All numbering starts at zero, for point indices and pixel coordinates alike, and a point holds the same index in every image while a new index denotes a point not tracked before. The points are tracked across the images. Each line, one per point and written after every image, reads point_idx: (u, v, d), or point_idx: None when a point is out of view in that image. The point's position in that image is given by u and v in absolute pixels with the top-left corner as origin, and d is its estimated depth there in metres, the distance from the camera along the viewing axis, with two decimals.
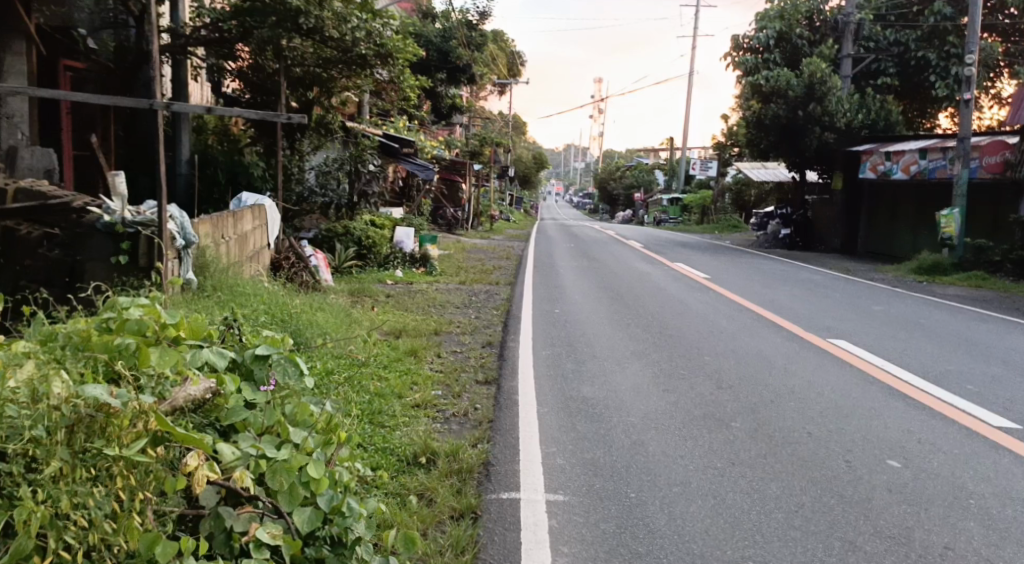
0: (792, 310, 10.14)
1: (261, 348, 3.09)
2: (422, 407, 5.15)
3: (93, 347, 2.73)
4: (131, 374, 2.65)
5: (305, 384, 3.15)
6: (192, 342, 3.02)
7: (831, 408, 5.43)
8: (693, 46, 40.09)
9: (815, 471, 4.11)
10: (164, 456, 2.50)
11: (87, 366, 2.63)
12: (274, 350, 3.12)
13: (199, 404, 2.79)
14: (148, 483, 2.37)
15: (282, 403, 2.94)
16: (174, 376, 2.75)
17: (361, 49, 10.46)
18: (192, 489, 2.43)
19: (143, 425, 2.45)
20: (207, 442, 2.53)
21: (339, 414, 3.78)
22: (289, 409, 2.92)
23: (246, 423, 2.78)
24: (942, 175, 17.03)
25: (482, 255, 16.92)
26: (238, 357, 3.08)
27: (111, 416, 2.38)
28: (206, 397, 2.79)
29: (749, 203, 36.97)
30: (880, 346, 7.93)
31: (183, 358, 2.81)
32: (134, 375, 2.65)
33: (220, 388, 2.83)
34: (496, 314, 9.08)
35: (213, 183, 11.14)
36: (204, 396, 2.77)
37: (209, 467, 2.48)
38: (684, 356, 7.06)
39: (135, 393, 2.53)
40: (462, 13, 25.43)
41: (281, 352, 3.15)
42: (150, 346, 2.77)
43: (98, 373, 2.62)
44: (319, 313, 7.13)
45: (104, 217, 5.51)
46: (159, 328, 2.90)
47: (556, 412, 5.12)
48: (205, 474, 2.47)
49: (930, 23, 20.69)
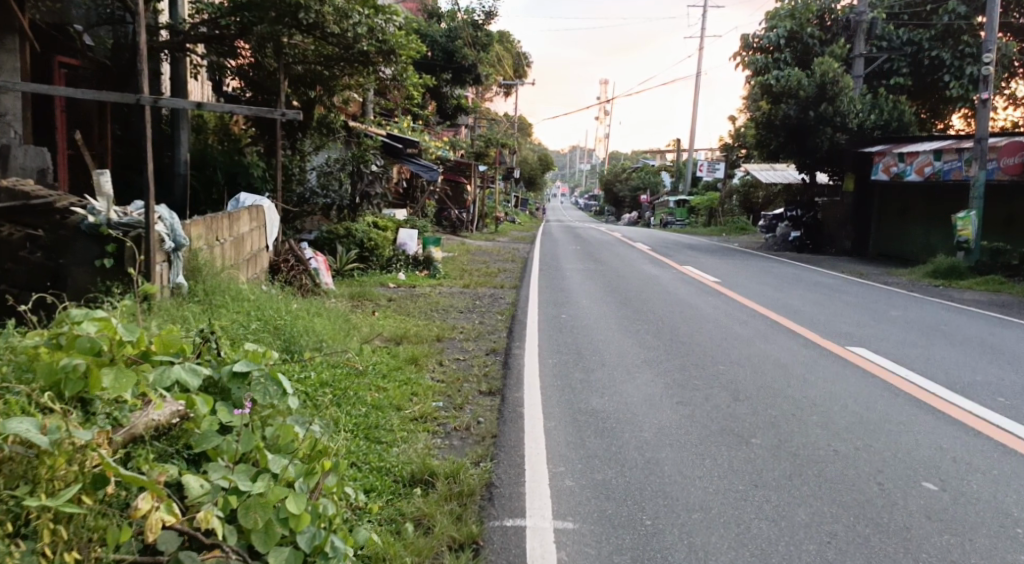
0: (807, 315, 9.83)
1: (240, 365, 2.94)
2: (422, 420, 4.87)
3: (36, 372, 2.62)
4: (85, 403, 2.59)
5: (290, 404, 2.99)
6: (164, 357, 2.95)
7: (856, 422, 5.12)
8: (701, 47, 39.78)
9: (845, 495, 3.83)
10: (117, 496, 2.40)
11: (25, 397, 2.51)
12: (254, 366, 2.95)
13: (166, 431, 2.73)
14: (90, 534, 2.25)
15: (263, 427, 2.86)
16: (134, 401, 2.69)
17: (363, 45, 10.20)
18: (144, 535, 2.27)
19: (83, 465, 2.33)
20: (161, 484, 2.38)
21: (328, 432, 3.51)
22: (270, 433, 2.83)
23: (219, 451, 2.63)
24: (957, 176, 16.67)
25: (486, 257, 16.64)
26: (216, 374, 2.95)
27: (44, 456, 2.28)
28: (174, 421, 2.73)
29: (757, 204, 36.60)
30: (901, 354, 7.61)
31: (146, 380, 2.76)
32: (87, 405, 2.58)
33: (189, 411, 2.76)
34: (501, 319, 8.81)
35: (212, 184, 10.89)
36: (170, 422, 2.71)
37: (166, 509, 2.32)
38: (696, 364, 6.76)
39: (70, 429, 2.38)
40: (468, 12, 25.17)
41: (263, 368, 2.98)
42: (102, 368, 2.65)
43: (42, 407, 2.52)
44: (315, 318, 6.85)
45: (88, 217, 5.22)
46: (115, 347, 2.76)
47: (564, 426, 4.82)
48: (161, 518, 2.30)
49: (945, 22, 20.32)
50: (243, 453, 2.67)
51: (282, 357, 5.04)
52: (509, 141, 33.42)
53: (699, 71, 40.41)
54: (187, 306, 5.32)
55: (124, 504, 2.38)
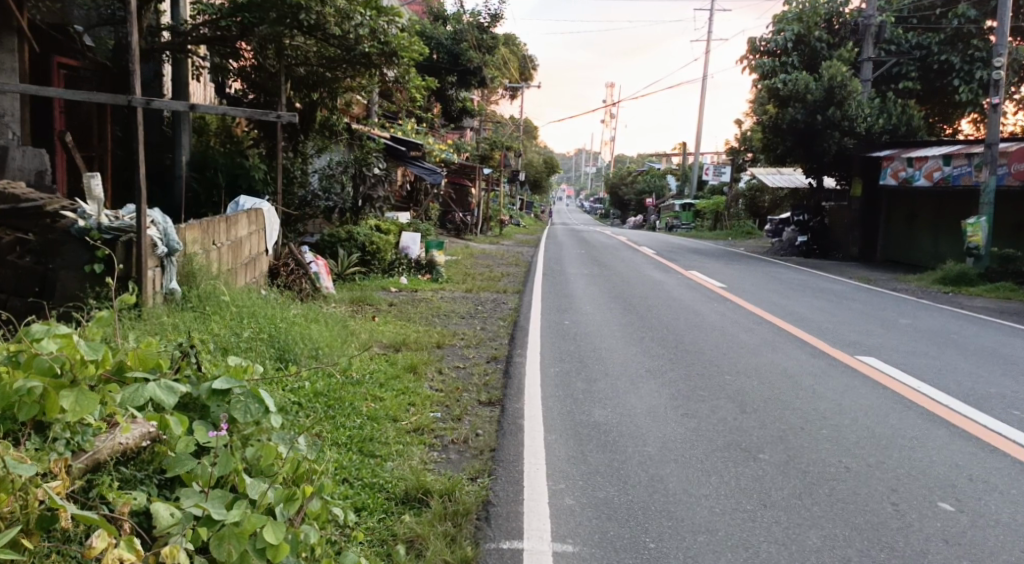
0: (815, 323, 9.64)
1: (220, 382, 2.89)
2: (418, 432, 4.73)
3: None
4: (45, 427, 2.49)
5: (271, 421, 2.94)
6: (139, 373, 2.88)
7: (868, 437, 4.95)
8: (708, 50, 39.61)
9: (857, 516, 3.67)
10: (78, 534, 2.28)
11: None
12: (235, 384, 2.90)
13: (136, 454, 2.63)
14: None
15: (244, 447, 2.80)
16: (98, 424, 2.59)
17: (364, 47, 10.07)
18: None
19: (35, 500, 2.21)
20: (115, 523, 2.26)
21: (315, 449, 3.37)
22: (251, 453, 2.77)
23: (193, 476, 2.57)
24: (967, 182, 16.46)
25: (489, 261, 16.50)
26: (193, 391, 2.91)
27: None
28: (143, 445, 2.64)
29: (763, 208, 36.36)
30: (912, 364, 7.43)
31: (113, 399, 2.69)
32: (47, 429, 2.49)
33: (161, 434, 2.70)
34: (503, 326, 8.66)
35: (214, 187, 10.72)
36: (139, 444, 2.62)
37: (126, 546, 2.21)
38: (702, 374, 6.59)
39: (18, 463, 2.26)
40: (473, 15, 25.05)
41: (244, 386, 2.92)
42: (61, 390, 2.56)
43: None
44: (312, 325, 6.70)
45: (78, 222, 5.07)
46: (76, 366, 2.67)
47: (564, 440, 4.66)
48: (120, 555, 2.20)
49: (954, 26, 20.11)
50: (216, 478, 2.59)
51: (275, 367, 4.90)
52: (514, 144, 33.29)
53: (705, 75, 40.21)
54: (180, 314, 5.18)
55: (83, 539, 2.26)
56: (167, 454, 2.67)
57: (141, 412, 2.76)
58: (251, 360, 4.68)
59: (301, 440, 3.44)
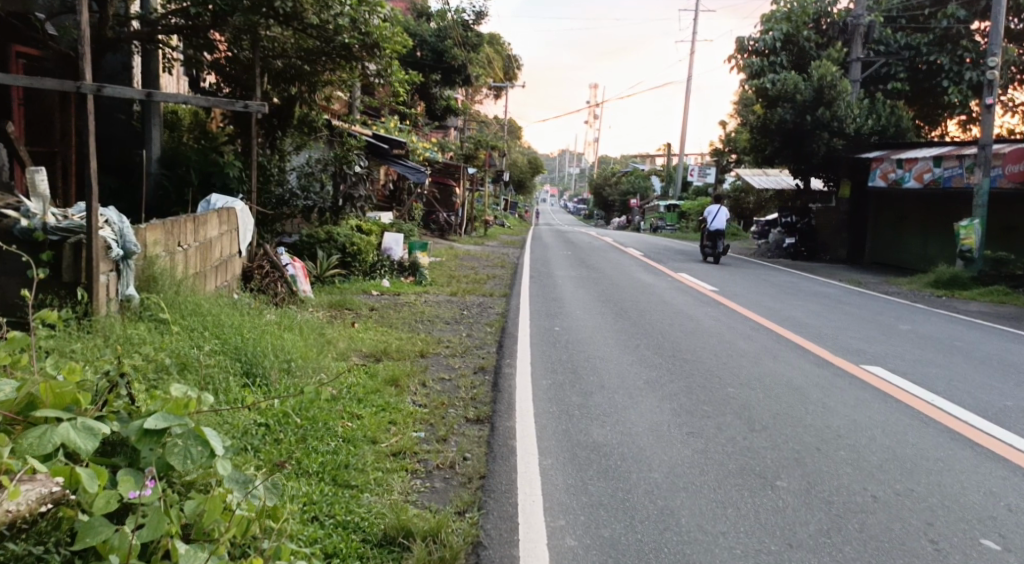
0: (814, 329, 9.28)
1: (153, 421, 2.59)
2: (399, 456, 4.27)
3: None
4: None
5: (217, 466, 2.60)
6: (52, 415, 2.57)
7: (890, 460, 4.56)
8: (693, 50, 39.31)
9: (895, 557, 3.27)
10: None
11: None
12: (174, 421, 2.62)
13: (34, 521, 2.30)
14: None
15: (180, 503, 2.52)
16: None
17: (344, 37, 9.56)
18: None
19: None
20: None
21: (277, 492, 2.93)
22: (189, 507, 2.50)
23: (109, 547, 2.25)
24: (958, 184, 16.22)
25: (475, 262, 16.06)
26: (123, 432, 2.60)
27: None
28: (43, 509, 2.29)
29: (748, 209, 36.09)
30: (921, 374, 7.06)
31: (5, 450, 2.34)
32: None
33: (67, 494, 2.36)
34: (490, 332, 8.21)
35: (185, 184, 10.13)
36: (41, 507, 2.27)
37: None
38: (703, 386, 6.16)
39: None
40: (458, 12, 24.59)
41: (187, 423, 2.64)
42: None
43: None
44: (286, 333, 6.21)
45: (20, 221, 4.57)
46: None
47: (561, 465, 4.25)
48: None
49: (944, 26, 19.84)
50: (141, 548, 2.30)
51: (239, 385, 4.42)
52: (500, 144, 32.84)
53: (689, 76, 40.01)
54: (136, 325, 4.68)
55: None
56: (82, 514, 2.36)
57: (42, 465, 2.42)
58: (210, 379, 4.18)
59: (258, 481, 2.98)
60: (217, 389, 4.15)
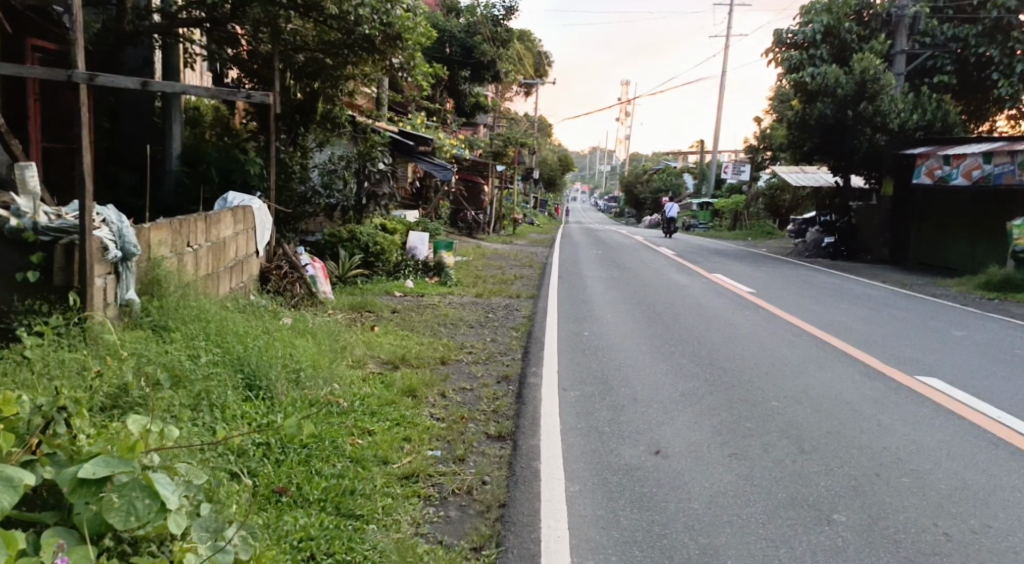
0: (860, 335, 8.75)
1: (92, 468, 2.35)
2: (412, 479, 3.88)
3: None
4: None
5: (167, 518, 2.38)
6: None
7: (960, 489, 4.09)
8: (728, 45, 38.46)
9: None
10: None
11: None
12: (123, 468, 2.39)
13: None
14: None
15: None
16: None
17: (363, 28, 9.20)
18: None
19: None
20: None
21: (249, 541, 2.62)
22: None
23: None
24: (1010, 181, 15.42)
25: (503, 262, 15.71)
26: (57, 479, 2.35)
27: None
28: None
29: (783, 207, 35.19)
30: (983, 387, 6.51)
31: None
32: None
33: None
34: (516, 337, 7.82)
35: (205, 182, 9.91)
36: None
37: None
38: (744, 400, 5.70)
39: None
40: (488, 7, 24.22)
41: (135, 470, 2.42)
42: None
43: None
44: (299, 339, 5.88)
45: (10, 220, 4.27)
46: None
47: (590, 492, 3.84)
48: None
49: (994, 16, 18.98)
50: None
51: (240, 399, 4.09)
52: (530, 141, 32.38)
53: (724, 71, 39.18)
54: (134, 334, 4.35)
55: None
56: None
57: None
58: (208, 393, 3.85)
59: (233, 531, 2.62)
60: (213, 405, 3.82)
